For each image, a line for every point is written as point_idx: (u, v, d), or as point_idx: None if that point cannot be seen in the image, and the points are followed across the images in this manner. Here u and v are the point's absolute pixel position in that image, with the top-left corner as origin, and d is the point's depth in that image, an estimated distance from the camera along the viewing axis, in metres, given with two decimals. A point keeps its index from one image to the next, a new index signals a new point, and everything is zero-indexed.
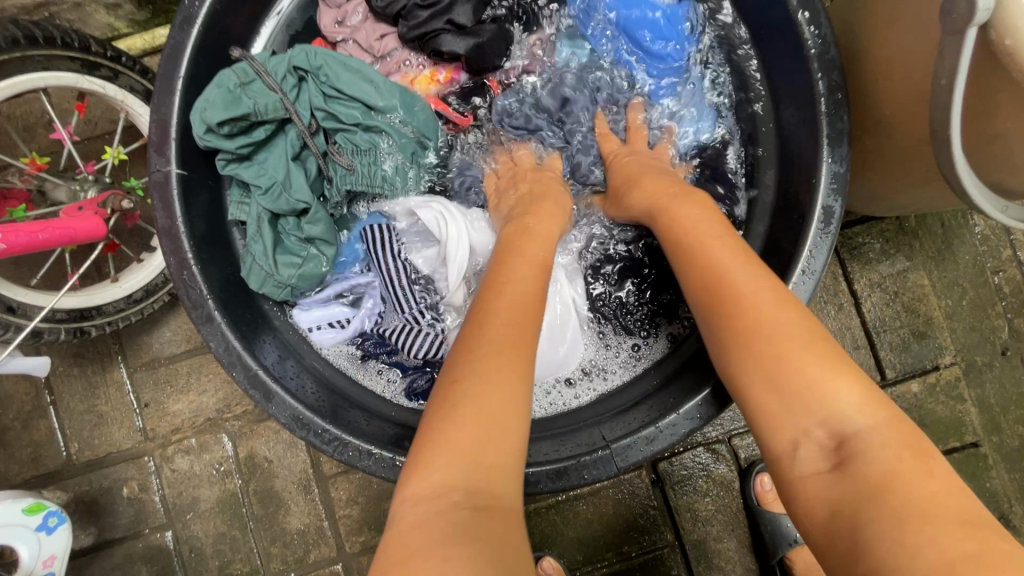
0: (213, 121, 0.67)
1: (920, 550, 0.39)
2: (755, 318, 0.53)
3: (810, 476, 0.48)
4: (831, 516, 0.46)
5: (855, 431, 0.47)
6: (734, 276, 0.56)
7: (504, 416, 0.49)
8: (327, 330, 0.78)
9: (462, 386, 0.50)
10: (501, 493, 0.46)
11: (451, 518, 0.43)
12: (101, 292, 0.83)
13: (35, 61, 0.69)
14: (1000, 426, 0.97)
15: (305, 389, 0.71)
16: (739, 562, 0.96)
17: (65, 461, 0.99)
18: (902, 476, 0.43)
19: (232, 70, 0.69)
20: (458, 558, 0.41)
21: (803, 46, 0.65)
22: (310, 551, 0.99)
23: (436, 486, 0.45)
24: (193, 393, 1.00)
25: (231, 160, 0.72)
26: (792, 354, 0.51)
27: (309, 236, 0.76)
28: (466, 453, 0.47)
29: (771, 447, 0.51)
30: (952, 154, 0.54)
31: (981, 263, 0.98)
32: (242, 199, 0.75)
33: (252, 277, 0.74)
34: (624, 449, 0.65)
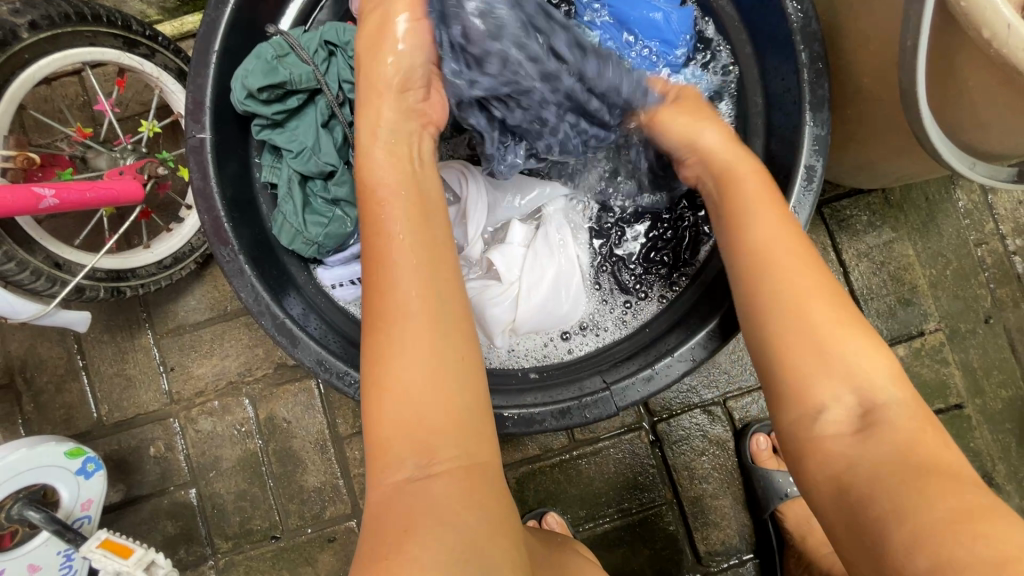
0: (254, 87, 0.74)
1: (931, 504, 0.48)
2: (791, 282, 0.60)
3: (832, 436, 0.55)
4: (845, 468, 0.54)
5: (882, 401, 0.55)
6: (772, 243, 0.63)
7: (447, 383, 0.56)
8: (349, 288, 0.85)
9: (387, 366, 0.56)
10: (454, 455, 0.55)
11: (407, 495, 0.53)
12: (135, 256, 0.89)
13: (82, 36, 0.76)
14: (983, 389, 1.01)
15: (322, 335, 0.77)
16: (734, 517, 1.00)
17: (95, 421, 1.05)
18: (922, 444, 0.52)
19: (271, 44, 0.76)
20: (430, 527, 0.51)
21: (786, 21, 0.71)
22: (326, 508, 1.04)
23: (392, 462, 0.54)
24: (216, 358, 1.06)
25: (266, 126, 0.80)
26: (821, 324, 0.58)
27: (336, 198, 0.81)
28: (405, 429, 0.54)
29: (794, 401, 0.58)
30: (919, 112, 0.59)
31: (963, 235, 1.03)
32: (274, 163, 0.82)
33: (283, 234, 0.81)
34: (623, 390, 0.71)
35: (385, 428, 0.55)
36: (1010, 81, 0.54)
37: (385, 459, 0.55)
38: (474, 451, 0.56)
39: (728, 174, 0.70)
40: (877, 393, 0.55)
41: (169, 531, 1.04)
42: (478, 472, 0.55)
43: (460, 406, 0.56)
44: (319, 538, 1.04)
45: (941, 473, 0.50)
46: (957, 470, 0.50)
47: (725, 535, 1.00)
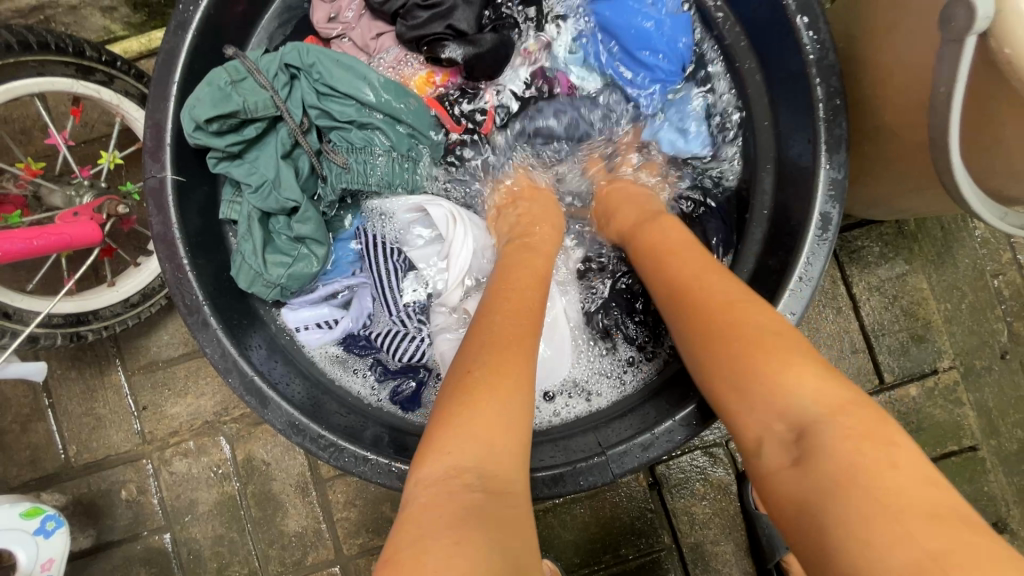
0: (202, 119, 0.66)
1: (878, 543, 0.37)
2: (706, 313, 0.55)
3: (776, 473, 0.46)
4: (800, 504, 0.43)
5: (819, 418, 0.45)
6: (684, 275, 0.60)
7: (517, 402, 0.51)
8: (315, 331, 0.78)
9: (466, 382, 0.51)
10: (510, 477, 0.47)
11: (466, 503, 0.43)
12: (97, 296, 0.83)
13: (28, 66, 0.69)
14: (998, 430, 0.96)
15: (291, 386, 0.72)
16: (736, 565, 0.96)
17: (63, 463, 1.00)
18: (865, 466, 0.41)
19: (224, 68, 0.68)
20: (472, 535, 0.40)
21: (801, 51, 0.65)
22: (308, 554, 0.99)
23: (438, 468, 0.46)
24: (191, 396, 1.00)
25: (222, 159, 0.72)
26: (761, 357, 0.51)
27: (299, 236, 0.75)
28: (473, 439, 0.47)
29: (740, 447, 0.50)
30: (951, 163, 0.54)
31: (980, 267, 0.98)
32: (234, 198, 0.74)
33: (240, 276, 0.74)
34: (619, 455, 0.65)
35: (455, 429, 0.48)
36: None
37: (439, 455, 0.46)
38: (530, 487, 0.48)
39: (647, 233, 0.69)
40: (801, 412, 0.46)
41: None
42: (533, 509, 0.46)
43: (527, 438, 0.50)
44: None
45: (893, 506, 0.39)
46: (911, 497, 0.39)
47: None
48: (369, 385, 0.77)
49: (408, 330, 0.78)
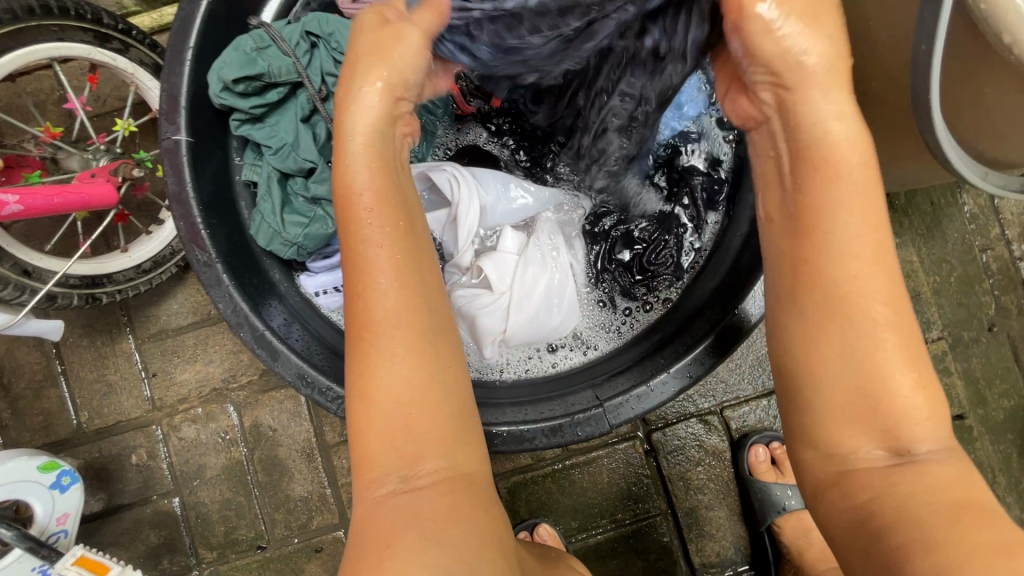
0: (229, 79, 0.70)
1: (960, 542, 0.43)
2: (846, 302, 0.48)
3: (862, 469, 0.49)
4: (866, 504, 0.48)
5: (920, 439, 0.47)
6: (839, 259, 0.48)
7: (417, 388, 0.51)
8: (333, 295, 0.83)
9: (369, 378, 0.51)
10: (440, 463, 0.51)
11: (392, 506, 0.50)
12: (112, 260, 0.85)
13: (49, 31, 0.72)
14: (985, 399, 0.99)
15: (309, 350, 0.74)
16: (730, 529, 0.99)
17: (75, 429, 1.02)
18: (949, 483, 0.46)
19: (250, 36, 0.72)
20: (413, 539, 0.48)
21: None
22: (313, 517, 1.02)
23: (376, 476, 0.51)
24: (200, 364, 1.03)
25: (245, 121, 0.76)
26: (878, 354, 0.47)
27: (315, 196, 0.77)
28: (389, 444, 0.50)
29: (827, 439, 0.50)
30: (933, 121, 0.56)
31: (969, 241, 1.01)
32: (256, 161, 0.78)
33: (261, 235, 0.78)
34: (615, 407, 0.68)
35: (371, 443, 0.51)
36: None
37: (368, 472, 0.51)
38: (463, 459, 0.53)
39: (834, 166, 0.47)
40: (908, 415, 0.47)
41: (152, 541, 1.02)
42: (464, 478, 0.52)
43: (447, 411, 0.52)
44: (306, 548, 1.01)
45: (966, 508, 0.45)
46: (979, 504, 0.45)
47: (720, 546, 0.98)
48: None
49: None
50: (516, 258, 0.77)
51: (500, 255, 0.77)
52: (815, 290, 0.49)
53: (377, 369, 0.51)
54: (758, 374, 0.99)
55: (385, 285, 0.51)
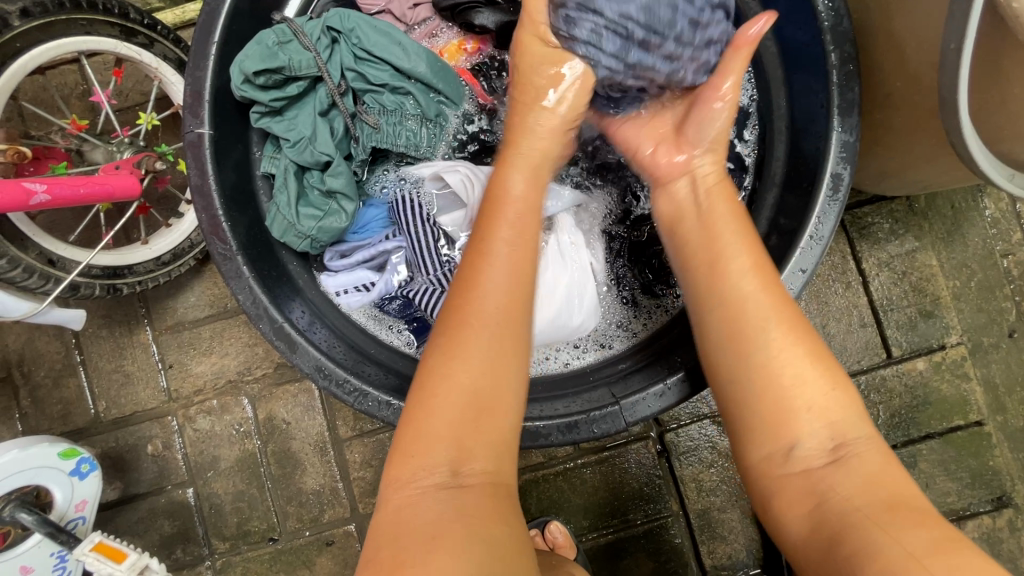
0: (250, 71, 0.70)
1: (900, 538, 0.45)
2: (757, 321, 0.57)
3: (805, 471, 0.53)
4: (815, 508, 0.52)
5: (852, 438, 0.53)
6: (742, 276, 0.59)
7: (499, 370, 0.54)
8: (354, 294, 0.81)
9: (452, 360, 0.54)
10: (487, 466, 0.53)
11: (441, 497, 0.50)
12: (133, 252, 0.87)
13: (77, 25, 0.73)
14: (1004, 406, 0.98)
15: (332, 348, 0.74)
16: (742, 532, 0.98)
17: (93, 418, 1.04)
18: (882, 478, 0.50)
19: (272, 30, 0.73)
20: (455, 531, 0.48)
21: (816, 19, 0.67)
22: (324, 511, 1.02)
23: (428, 463, 0.51)
24: (215, 356, 1.04)
25: (265, 114, 0.76)
26: (784, 361, 0.55)
27: (331, 190, 0.78)
28: (456, 432, 0.52)
29: (768, 437, 0.55)
30: (960, 122, 0.56)
31: (990, 246, 0.99)
32: (274, 154, 0.78)
33: (275, 227, 0.77)
34: (632, 404, 0.68)
35: (434, 426, 0.52)
36: None
37: (419, 453, 0.52)
38: (504, 465, 0.54)
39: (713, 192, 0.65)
40: (840, 433, 0.53)
41: (166, 530, 1.03)
42: (505, 492, 0.53)
43: (507, 420, 0.54)
44: (317, 541, 1.02)
45: (897, 506, 0.48)
46: (907, 500, 0.48)
47: (732, 549, 0.98)
48: (406, 339, 0.82)
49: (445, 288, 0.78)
50: None
51: None
52: (724, 284, 0.59)
53: (456, 362, 0.54)
54: None
55: (497, 278, 0.56)
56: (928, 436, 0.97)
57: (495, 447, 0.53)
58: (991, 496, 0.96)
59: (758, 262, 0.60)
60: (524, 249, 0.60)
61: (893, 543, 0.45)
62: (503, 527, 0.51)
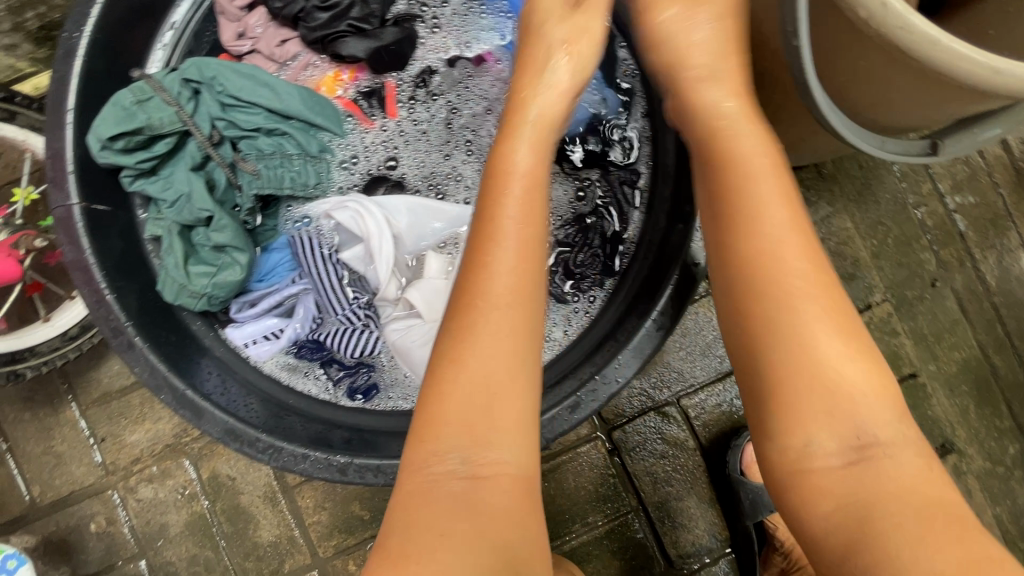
0: (105, 137, 0.67)
1: (930, 549, 0.42)
2: (786, 284, 0.51)
3: (818, 470, 0.48)
4: (838, 509, 0.47)
5: (884, 436, 0.48)
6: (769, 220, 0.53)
7: (509, 357, 0.53)
8: (263, 343, 0.80)
9: (463, 345, 0.54)
10: (503, 460, 0.51)
11: (455, 488, 0.50)
12: (32, 331, 0.84)
13: None
14: (935, 354, 1.00)
15: (249, 408, 0.73)
16: (701, 517, 0.99)
17: (29, 505, 1.00)
18: (898, 475, 0.46)
19: (128, 89, 0.69)
20: (461, 531, 0.48)
21: (677, 8, 0.67)
22: (284, 561, 1.00)
23: (439, 451, 0.51)
24: (149, 422, 1.01)
25: (137, 177, 0.74)
26: (818, 345, 0.49)
27: (219, 244, 0.76)
28: (462, 424, 0.51)
29: (780, 432, 0.50)
30: (814, 98, 0.55)
31: (902, 200, 1.01)
32: (157, 216, 0.76)
33: (167, 290, 0.75)
34: (547, 421, 0.67)
35: (449, 410, 0.52)
36: (897, 62, 0.50)
37: (433, 441, 0.51)
38: (522, 461, 0.52)
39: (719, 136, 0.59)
40: (869, 433, 0.48)
41: None
42: (528, 488, 0.52)
43: (523, 406, 0.53)
44: None
45: (936, 516, 0.44)
46: (925, 491, 0.46)
47: (694, 536, 0.98)
48: (325, 385, 0.80)
49: (358, 326, 0.82)
50: (444, 282, 0.79)
51: (426, 282, 0.79)
52: (762, 256, 0.52)
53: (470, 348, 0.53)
54: (708, 359, 0.99)
55: (779, 227, 0.53)
56: None
57: (514, 434, 0.52)
58: (934, 445, 0.98)
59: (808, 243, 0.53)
60: (788, 209, 0.54)
61: (917, 560, 0.42)
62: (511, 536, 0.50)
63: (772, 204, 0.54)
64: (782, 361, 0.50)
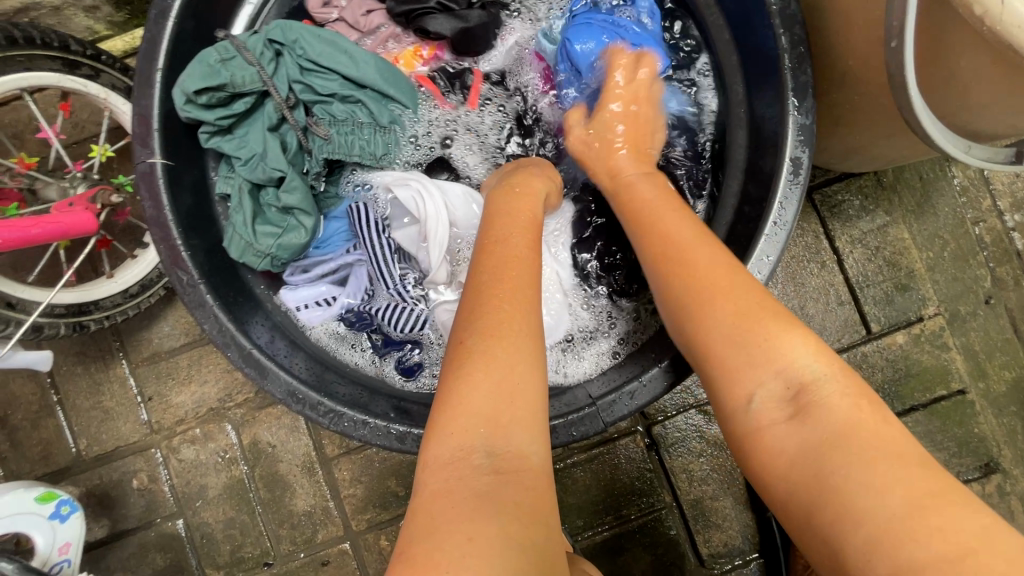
0: (191, 90, 0.69)
1: (885, 496, 0.41)
2: (713, 300, 0.55)
3: (772, 430, 0.49)
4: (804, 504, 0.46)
5: (829, 398, 0.48)
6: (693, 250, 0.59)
7: (527, 348, 0.53)
8: (315, 309, 0.80)
9: (487, 336, 0.52)
10: (526, 451, 0.48)
11: (480, 482, 0.46)
12: (98, 286, 0.85)
13: (16, 61, 0.71)
14: (986, 372, 0.98)
15: (296, 366, 0.73)
16: (736, 518, 0.98)
17: (75, 457, 1.02)
18: (866, 429, 0.46)
19: (213, 47, 0.71)
20: (490, 530, 0.43)
21: (764, 3, 0.67)
22: (318, 531, 1.01)
23: (464, 447, 0.48)
24: (195, 385, 1.03)
25: (214, 133, 0.75)
26: (781, 350, 0.51)
27: (287, 206, 0.77)
28: (486, 413, 0.49)
29: (749, 442, 0.51)
30: (910, 96, 0.55)
31: (961, 214, 0.99)
32: (228, 173, 0.77)
33: (233, 247, 0.76)
34: (609, 404, 0.68)
35: (466, 400, 0.49)
36: (1005, 62, 0.50)
37: (453, 432, 0.48)
38: (543, 456, 0.50)
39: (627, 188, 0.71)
40: (832, 413, 0.47)
41: (159, 563, 1.02)
42: (550, 477, 0.49)
43: (537, 397, 0.52)
44: (312, 562, 1.01)
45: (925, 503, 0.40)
46: (904, 454, 0.44)
47: (727, 536, 0.98)
48: (372, 356, 0.81)
49: (408, 303, 0.80)
50: None
51: None
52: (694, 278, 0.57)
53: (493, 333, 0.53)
54: None
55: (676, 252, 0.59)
56: (911, 409, 0.97)
57: (534, 421, 0.51)
58: (978, 463, 0.97)
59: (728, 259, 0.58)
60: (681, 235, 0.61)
61: (878, 504, 0.41)
62: (545, 532, 0.46)
63: (694, 237, 0.60)
64: (740, 384, 0.52)
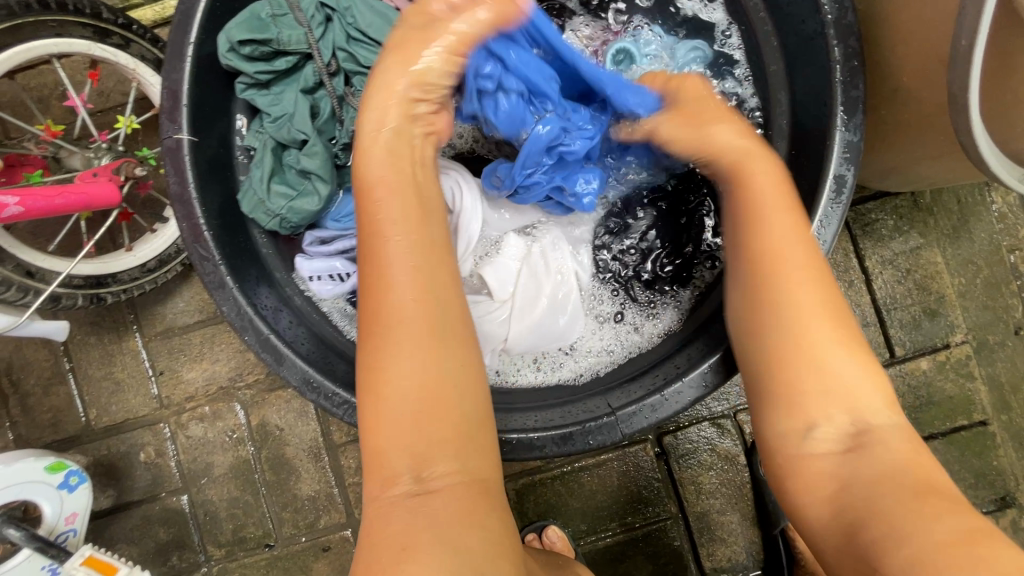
0: (236, 39, 0.70)
1: (932, 524, 0.45)
2: (796, 298, 0.57)
3: (817, 456, 0.54)
4: (833, 496, 0.52)
5: (874, 425, 0.54)
6: (773, 241, 0.60)
7: (422, 345, 0.54)
8: (326, 282, 0.79)
9: (379, 368, 0.54)
10: (452, 469, 0.52)
11: (404, 506, 0.51)
12: (117, 260, 0.84)
13: (47, 26, 0.70)
14: (1009, 405, 0.96)
15: (303, 345, 0.73)
16: (742, 534, 0.97)
17: (84, 426, 1.02)
18: (909, 468, 0.50)
19: (267, 2, 0.73)
20: (423, 542, 0.48)
21: (819, 12, 0.64)
22: (320, 517, 1.01)
23: (391, 474, 0.52)
24: (206, 362, 1.02)
25: (251, 86, 0.75)
26: (821, 355, 0.56)
27: (305, 169, 0.76)
28: (406, 439, 0.52)
29: (783, 417, 0.56)
30: (970, 120, 0.52)
31: (997, 241, 0.96)
32: (257, 128, 0.77)
33: (245, 201, 0.76)
34: (628, 416, 0.66)
35: (384, 464, 0.52)
36: None
37: (380, 467, 0.53)
38: (481, 464, 0.54)
39: (740, 167, 0.67)
40: (865, 417, 0.54)
41: (161, 537, 1.02)
42: (486, 486, 0.54)
43: (465, 412, 0.54)
44: (313, 547, 1.01)
45: (975, 536, 0.44)
46: (945, 495, 0.48)
47: (731, 551, 0.97)
48: None
49: None
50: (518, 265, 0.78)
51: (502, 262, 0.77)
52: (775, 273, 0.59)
53: (381, 359, 0.54)
54: None
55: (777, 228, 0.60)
56: (931, 436, 0.95)
57: (478, 454, 0.55)
58: (994, 496, 0.95)
59: (813, 254, 0.60)
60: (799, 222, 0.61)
61: (926, 528, 0.45)
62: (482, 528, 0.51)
63: (800, 251, 0.59)
64: (776, 364, 0.57)
